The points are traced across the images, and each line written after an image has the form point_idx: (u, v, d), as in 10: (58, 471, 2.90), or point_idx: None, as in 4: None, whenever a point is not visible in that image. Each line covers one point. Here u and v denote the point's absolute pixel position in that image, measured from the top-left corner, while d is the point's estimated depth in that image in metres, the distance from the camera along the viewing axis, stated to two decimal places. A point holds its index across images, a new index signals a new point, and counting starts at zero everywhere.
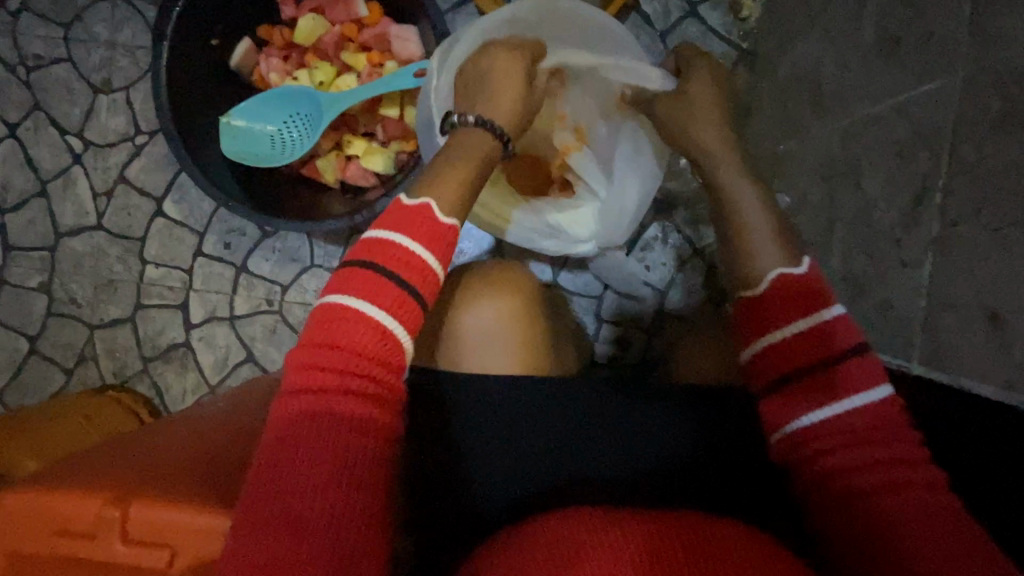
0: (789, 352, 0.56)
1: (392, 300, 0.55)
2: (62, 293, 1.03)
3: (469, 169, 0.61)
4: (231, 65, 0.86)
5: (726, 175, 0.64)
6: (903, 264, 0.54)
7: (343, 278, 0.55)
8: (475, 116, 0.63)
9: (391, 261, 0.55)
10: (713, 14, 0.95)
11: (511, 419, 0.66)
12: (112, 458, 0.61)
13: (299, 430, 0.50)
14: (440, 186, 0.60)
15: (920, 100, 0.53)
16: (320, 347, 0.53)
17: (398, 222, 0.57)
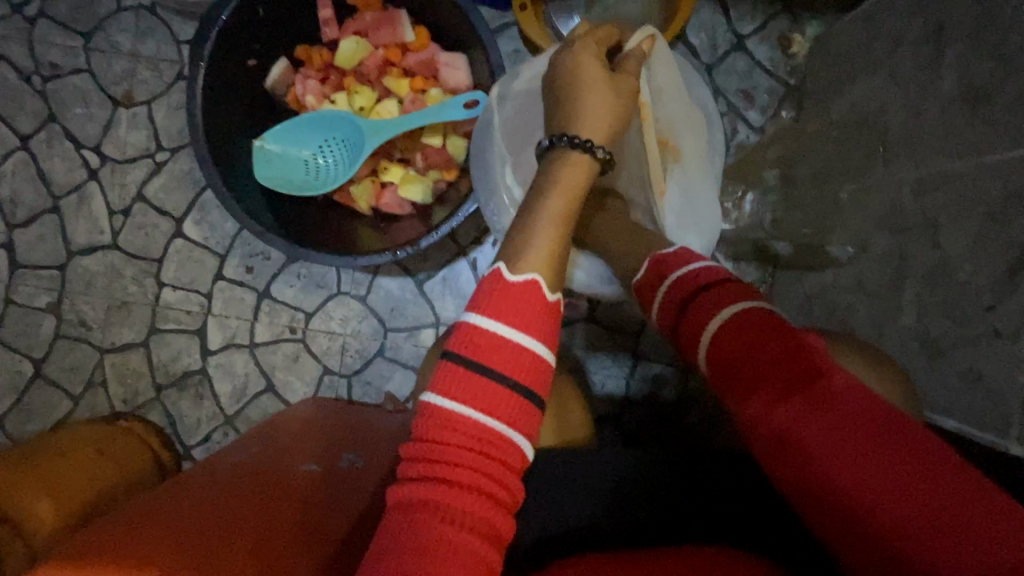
0: (693, 308, 0.50)
1: (505, 401, 0.46)
2: (72, 314, 0.98)
3: (570, 216, 0.51)
4: (266, 85, 0.83)
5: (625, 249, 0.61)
6: (995, 331, 0.51)
7: (453, 369, 0.47)
8: (568, 136, 0.53)
9: (495, 357, 0.47)
10: (760, 48, 0.92)
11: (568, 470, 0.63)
12: (140, 516, 0.56)
13: (417, 524, 0.44)
14: (536, 248, 0.50)
15: (1017, 163, 0.51)
16: (440, 439, 0.46)
17: (498, 301, 0.48)
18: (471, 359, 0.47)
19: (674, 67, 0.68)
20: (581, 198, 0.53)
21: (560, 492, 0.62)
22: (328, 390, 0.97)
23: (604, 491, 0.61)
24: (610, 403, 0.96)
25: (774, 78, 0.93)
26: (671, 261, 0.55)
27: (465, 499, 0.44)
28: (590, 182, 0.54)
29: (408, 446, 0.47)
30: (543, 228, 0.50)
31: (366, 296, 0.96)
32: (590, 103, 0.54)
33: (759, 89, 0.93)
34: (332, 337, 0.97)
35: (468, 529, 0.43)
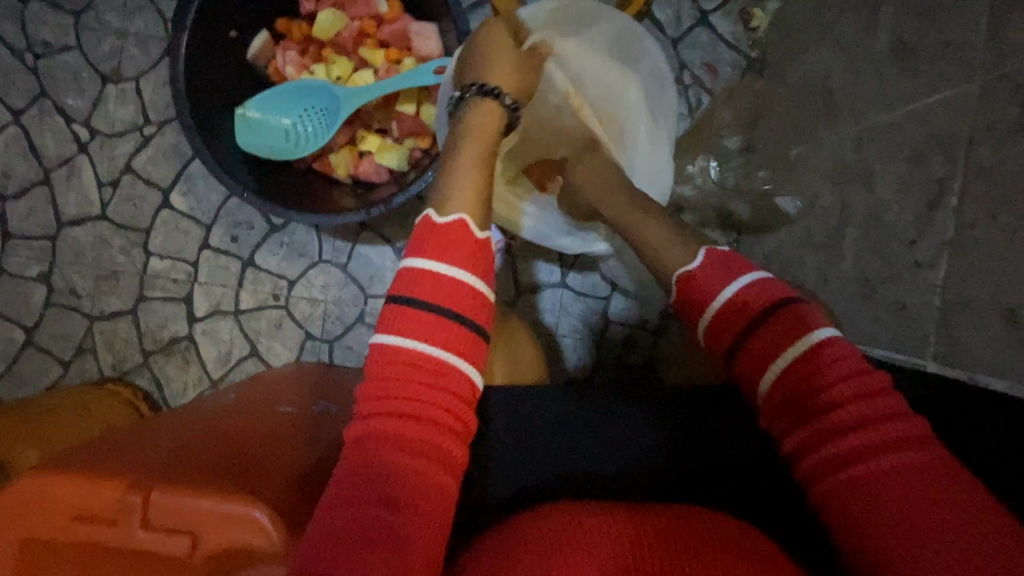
0: (761, 333, 0.53)
1: (449, 331, 0.52)
2: (62, 283, 1.01)
3: (482, 155, 0.59)
4: (249, 56, 0.86)
5: (630, 215, 0.61)
6: (917, 263, 0.55)
7: (396, 310, 0.53)
8: (474, 87, 0.59)
9: (436, 293, 0.53)
10: (723, 23, 0.96)
11: (524, 422, 0.68)
12: (121, 449, 0.59)
13: (371, 450, 0.49)
14: (459, 189, 0.57)
15: (936, 106, 0.54)
16: (389, 373, 0.51)
17: (434, 245, 0.54)
18: (414, 296, 0.53)
19: (599, 31, 0.74)
20: (492, 140, 0.59)
21: (518, 441, 0.67)
22: (310, 355, 1.01)
23: (579, 435, 0.67)
24: (582, 365, 1.00)
25: (736, 52, 0.97)
26: (720, 275, 0.56)
27: (415, 425, 0.49)
28: (501, 127, 0.60)
29: (365, 383, 0.52)
30: (461, 170, 0.58)
31: (347, 264, 1.00)
32: (492, 66, 0.60)
33: (722, 62, 0.96)
34: (314, 304, 1.00)
35: (417, 451, 0.49)
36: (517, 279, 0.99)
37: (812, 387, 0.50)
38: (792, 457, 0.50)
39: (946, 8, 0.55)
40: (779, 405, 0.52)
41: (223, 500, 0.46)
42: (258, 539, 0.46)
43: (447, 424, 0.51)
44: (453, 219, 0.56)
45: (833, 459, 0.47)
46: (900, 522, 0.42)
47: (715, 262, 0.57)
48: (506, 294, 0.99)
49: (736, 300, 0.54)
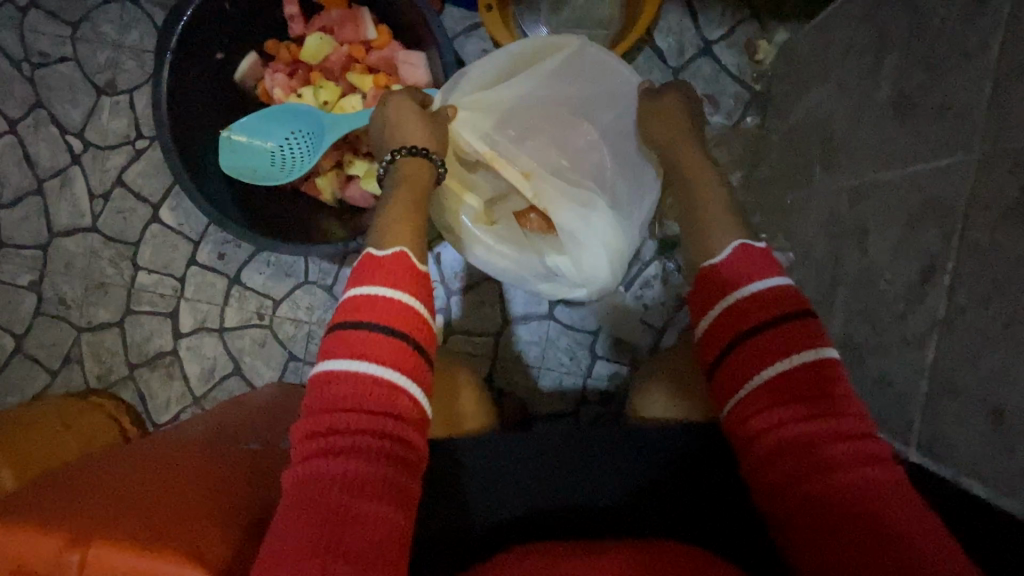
0: (756, 338, 0.53)
1: (398, 355, 0.52)
2: (52, 293, 1.02)
3: (412, 200, 0.64)
4: (235, 78, 0.86)
5: (704, 188, 0.66)
6: (906, 339, 0.52)
7: (341, 336, 0.53)
8: (393, 151, 0.66)
9: (382, 316, 0.53)
10: (727, 53, 0.93)
11: (500, 456, 0.64)
12: (77, 486, 0.59)
13: (318, 489, 0.47)
14: (395, 228, 0.61)
15: (934, 174, 0.51)
16: (335, 404, 0.50)
17: (379, 273, 0.56)
18: (359, 320, 0.53)
19: (578, 66, 0.75)
20: (422, 189, 0.65)
21: (494, 474, 0.63)
22: (293, 375, 1.00)
23: (562, 468, 0.63)
24: (566, 400, 0.97)
25: (740, 84, 0.93)
26: (747, 269, 0.57)
27: (362, 460, 0.48)
28: (430, 177, 0.67)
29: (306, 415, 0.51)
30: (392, 213, 0.62)
31: (332, 286, 0.99)
32: (408, 133, 0.68)
33: (725, 93, 0.93)
34: (298, 325, 1.00)
35: (367, 492, 0.46)
36: (503, 309, 0.97)
37: (802, 386, 0.50)
38: (773, 449, 0.50)
39: (950, 68, 0.51)
40: (764, 403, 0.51)
41: (159, 564, 0.45)
42: None
43: (399, 454, 0.49)
44: (392, 251, 0.58)
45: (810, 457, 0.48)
46: (884, 517, 0.44)
47: (751, 254, 0.57)
48: (492, 323, 0.97)
49: (756, 297, 0.55)
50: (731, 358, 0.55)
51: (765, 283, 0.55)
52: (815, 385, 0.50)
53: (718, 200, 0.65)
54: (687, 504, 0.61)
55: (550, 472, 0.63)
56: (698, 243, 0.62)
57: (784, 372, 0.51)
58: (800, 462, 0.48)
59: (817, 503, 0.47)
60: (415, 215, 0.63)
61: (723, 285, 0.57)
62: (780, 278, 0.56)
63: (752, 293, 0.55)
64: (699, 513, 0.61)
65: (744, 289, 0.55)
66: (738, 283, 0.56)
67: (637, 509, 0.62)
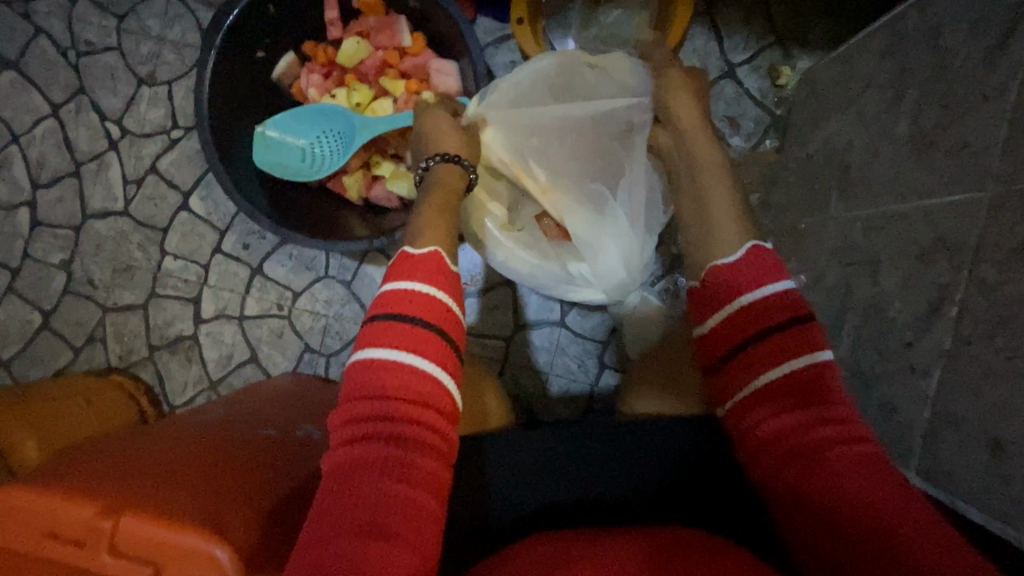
0: (753, 345, 0.54)
1: (428, 347, 0.54)
2: (81, 273, 1.05)
3: (446, 205, 0.66)
4: (273, 76, 0.89)
5: (714, 190, 0.64)
6: (912, 367, 0.54)
7: (377, 327, 0.55)
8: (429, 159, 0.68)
9: (417, 310, 0.55)
10: (750, 77, 0.95)
11: (517, 456, 0.66)
12: (103, 459, 0.61)
13: (352, 476, 0.49)
14: (430, 229, 0.63)
15: (947, 209, 0.53)
16: (364, 393, 0.53)
17: (413, 270, 0.58)
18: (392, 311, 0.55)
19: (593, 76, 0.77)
20: (455, 196, 0.68)
21: (509, 472, 0.65)
22: (307, 367, 1.03)
23: (570, 470, 0.65)
24: (572, 408, 0.99)
25: (761, 107, 0.95)
26: (752, 275, 0.57)
27: (391, 447, 0.50)
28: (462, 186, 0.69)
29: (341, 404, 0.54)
30: (429, 218, 0.64)
31: (351, 281, 1.01)
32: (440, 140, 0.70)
33: (746, 116, 0.95)
34: (315, 317, 1.02)
35: (396, 476, 0.49)
36: (516, 314, 1.00)
37: (795, 386, 0.52)
38: (770, 436, 0.52)
39: (969, 107, 0.53)
40: (758, 402, 0.53)
41: (185, 535, 0.47)
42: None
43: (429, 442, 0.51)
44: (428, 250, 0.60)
45: (805, 445, 0.49)
46: (878, 501, 0.45)
47: (754, 258, 0.58)
48: (505, 327, 1.00)
49: (762, 304, 0.55)
50: (731, 362, 0.56)
51: (767, 288, 0.56)
52: (811, 387, 0.52)
53: (727, 205, 0.63)
54: (698, 502, 0.63)
55: (565, 467, 0.65)
56: (702, 248, 0.62)
57: (777, 377, 0.53)
58: (796, 449, 0.50)
59: (807, 496, 0.48)
60: (448, 218, 0.65)
61: (721, 286, 0.58)
62: (783, 282, 0.56)
63: (757, 298, 0.56)
64: (714, 514, 0.62)
65: (750, 295, 0.56)
66: (744, 289, 0.57)
67: (646, 510, 0.63)
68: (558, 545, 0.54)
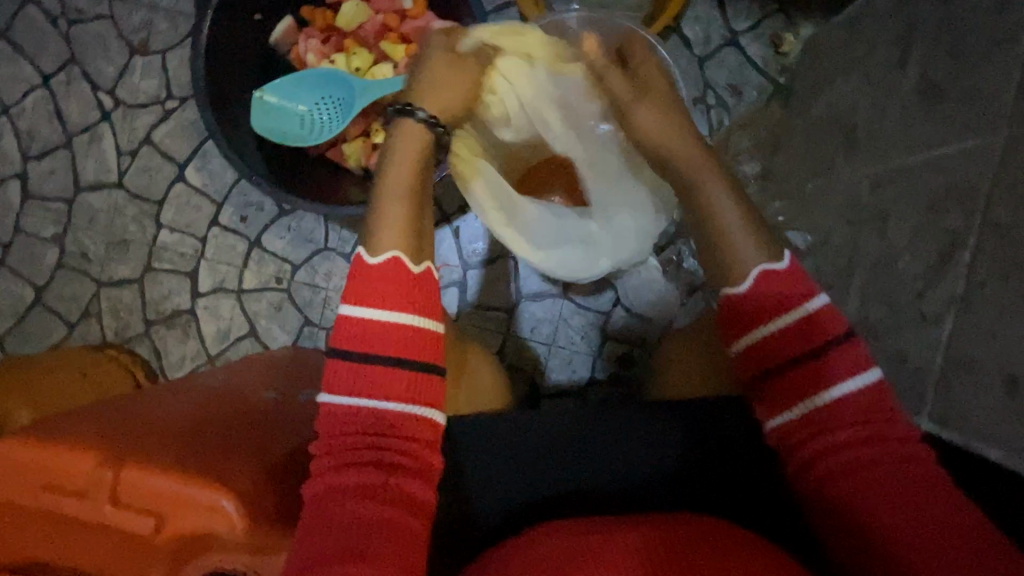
0: (795, 370, 0.55)
1: (398, 381, 0.54)
2: (75, 248, 1.03)
3: (410, 175, 0.62)
4: (271, 40, 0.87)
5: (721, 208, 0.60)
6: (924, 316, 0.53)
7: (365, 367, 0.55)
8: (400, 109, 0.63)
9: (405, 346, 0.55)
10: (753, 45, 0.94)
11: (492, 442, 0.65)
12: (100, 418, 0.60)
13: (337, 499, 0.49)
14: (387, 224, 0.59)
15: (958, 155, 0.52)
16: (352, 426, 0.53)
17: (382, 298, 0.57)
18: (380, 347, 0.55)
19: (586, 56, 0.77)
20: (421, 161, 0.63)
21: (488, 457, 0.65)
22: (307, 340, 1.01)
23: (574, 445, 0.65)
24: (574, 381, 0.99)
25: (765, 76, 0.94)
26: (778, 295, 0.57)
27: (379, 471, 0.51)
28: (428, 147, 0.64)
29: (333, 425, 0.54)
30: (387, 201, 0.60)
31: (350, 254, 1.00)
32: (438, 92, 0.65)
33: (749, 85, 0.94)
34: (315, 290, 1.01)
35: (380, 499, 0.49)
36: (517, 285, 0.99)
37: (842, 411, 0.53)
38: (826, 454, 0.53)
39: (978, 53, 0.52)
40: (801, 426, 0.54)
41: (189, 485, 0.47)
42: (222, 527, 0.47)
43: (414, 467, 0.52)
44: (384, 258, 0.58)
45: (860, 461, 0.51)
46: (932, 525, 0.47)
47: (778, 277, 0.57)
48: (507, 299, 0.99)
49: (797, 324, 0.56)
50: (771, 380, 0.56)
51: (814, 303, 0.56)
52: (842, 415, 0.53)
53: (731, 205, 0.60)
54: (704, 483, 0.63)
55: (548, 467, 0.64)
56: (713, 261, 0.61)
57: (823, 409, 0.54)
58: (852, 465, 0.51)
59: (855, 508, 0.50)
60: (409, 200, 0.61)
61: (751, 306, 0.58)
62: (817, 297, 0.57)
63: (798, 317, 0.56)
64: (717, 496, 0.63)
65: (800, 309, 0.56)
66: (779, 308, 0.57)
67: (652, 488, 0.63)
68: (566, 536, 0.53)
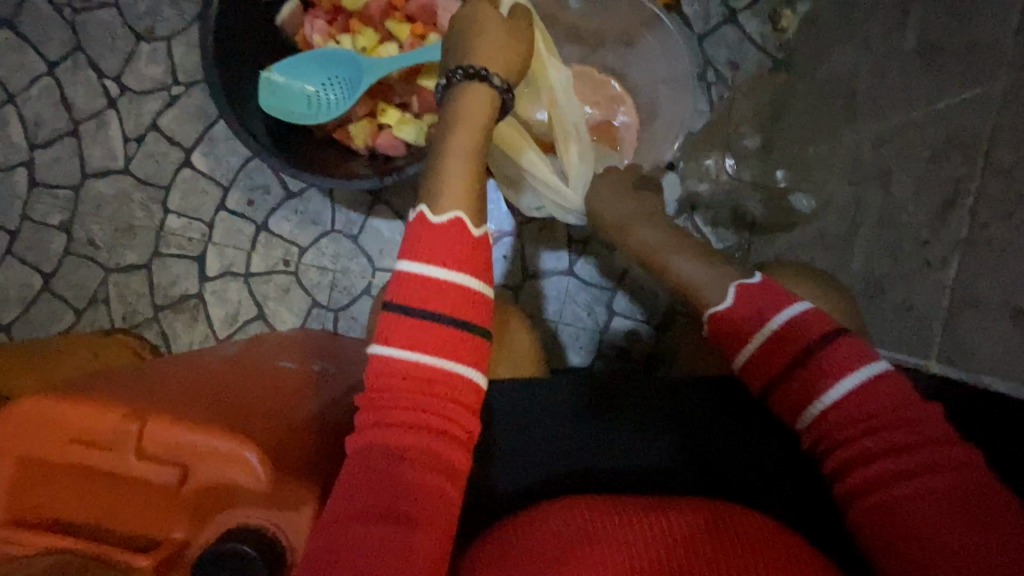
0: (792, 378, 0.55)
1: (431, 335, 0.54)
2: (82, 234, 1.04)
3: (475, 136, 0.61)
4: (277, 21, 0.90)
5: (677, 258, 0.65)
6: (929, 263, 0.55)
7: (409, 326, 0.54)
8: (468, 65, 0.61)
9: (453, 306, 0.55)
10: (751, 22, 0.96)
11: (525, 412, 0.68)
12: (118, 380, 0.61)
13: (379, 464, 0.50)
14: (449, 188, 0.60)
15: (960, 106, 0.53)
16: (399, 389, 0.53)
17: (421, 247, 0.57)
18: (425, 304, 0.55)
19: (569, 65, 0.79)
20: (490, 123, 0.62)
21: (521, 430, 0.68)
22: (316, 323, 1.02)
23: (597, 416, 0.68)
24: (582, 355, 1.00)
25: (763, 52, 0.96)
26: (759, 308, 0.58)
27: (421, 438, 0.51)
28: (496, 112, 0.63)
29: (375, 384, 0.54)
30: (452, 163, 0.61)
31: (358, 236, 1.01)
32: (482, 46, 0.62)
33: (748, 61, 0.96)
34: (323, 272, 1.02)
35: (418, 464, 0.50)
36: (524, 263, 1.00)
37: (871, 410, 0.51)
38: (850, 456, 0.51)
39: (975, 8, 0.54)
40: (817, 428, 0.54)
41: (214, 439, 0.47)
42: (245, 478, 0.48)
43: (449, 431, 0.52)
44: (448, 218, 0.58)
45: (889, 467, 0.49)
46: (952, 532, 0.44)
47: (753, 291, 0.60)
48: (514, 277, 1.00)
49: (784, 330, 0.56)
50: (775, 389, 0.56)
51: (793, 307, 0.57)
52: (848, 412, 0.52)
53: (681, 256, 0.65)
54: (725, 456, 0.66)
55: (575, 435, 0.67)
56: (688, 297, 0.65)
57: (828, 407, 0.53)
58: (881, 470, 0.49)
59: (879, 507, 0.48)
60: (472, 166, 0.61)
61: (728, 327, 0.60)
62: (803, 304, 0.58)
63: (779, 326, 0.57)
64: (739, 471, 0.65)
65: (765, 327, 0.57)
66: (759, 321, 0.58)
67: (678, 462, 0.66)
68: (586, 513, 0.53)
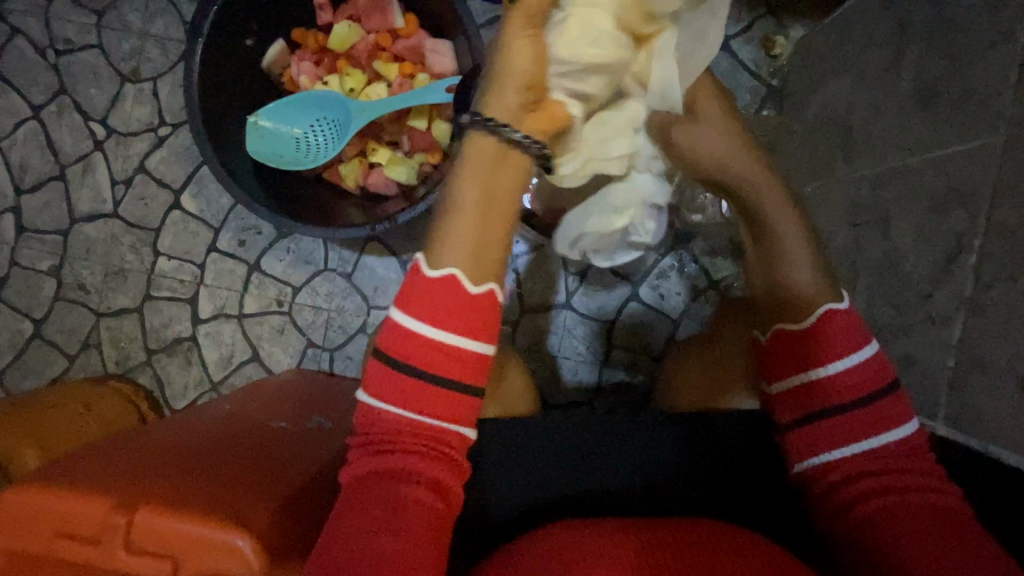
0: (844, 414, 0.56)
1: (415, 392, 0.54)
2: (72, 279, 1.02)
3: (477, 191, 0.55)
4: (264, 65, 0.88)
5: (787, 232, 0.62)
6: (933, 318, 0.55)
7: (398, 381, 0.55)
8: (473, 114, 0.54)
9: (445, 366, 0.54)
10: (744, 49, 0.94)
11: (508, 450, 0.65)
12: (110, 454, 0.61)
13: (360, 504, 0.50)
14: (451, 244, 0.55)
15: (959, 157, 0.52)
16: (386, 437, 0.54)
17: (404, 296, 0.56)
18: (415, 362, 0.54)
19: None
20: (497, 174, 0.55)
21: (503, 469, 0.64)
22: (311, 363, 1.01)
23: (580, 451, 0.65)
24: (582, 389, 0.99)
25: (757, 79, 0.95)
26: (842, 334, 0.58)
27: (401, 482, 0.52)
28: (510, 161, 0.55)
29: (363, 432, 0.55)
30: (455, 219, 0.55)
31: (352, 274, 1.00)
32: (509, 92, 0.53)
33: (741, 88, 0.95)
34: (317, 312, 1.00)
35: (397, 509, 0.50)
36: (521, 299, 0.99)
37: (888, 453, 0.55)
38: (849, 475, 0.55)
39: (971, 56, 0.53)
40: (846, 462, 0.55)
41: (203, 526, 0.46)
42: (234, 566, 0.46)
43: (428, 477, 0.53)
44: (442, 274, 0.55)
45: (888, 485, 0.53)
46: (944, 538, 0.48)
47: (844, 319, 0.59)
48: (511, 312, 0.98)
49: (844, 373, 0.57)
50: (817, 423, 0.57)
51: (853, 358, 0.57)
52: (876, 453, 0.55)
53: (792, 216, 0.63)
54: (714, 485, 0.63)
55: (555, 470, 0.64)
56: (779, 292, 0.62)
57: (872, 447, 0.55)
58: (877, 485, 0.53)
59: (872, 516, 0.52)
60: (476, 222, 0.55)
61: (800, 344, 0.60)
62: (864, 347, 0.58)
63: (851, 362, 0.57)
64: (727, 504, 0.62)
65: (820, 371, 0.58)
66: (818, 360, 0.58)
67: (673, 499, 0.63)
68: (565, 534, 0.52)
